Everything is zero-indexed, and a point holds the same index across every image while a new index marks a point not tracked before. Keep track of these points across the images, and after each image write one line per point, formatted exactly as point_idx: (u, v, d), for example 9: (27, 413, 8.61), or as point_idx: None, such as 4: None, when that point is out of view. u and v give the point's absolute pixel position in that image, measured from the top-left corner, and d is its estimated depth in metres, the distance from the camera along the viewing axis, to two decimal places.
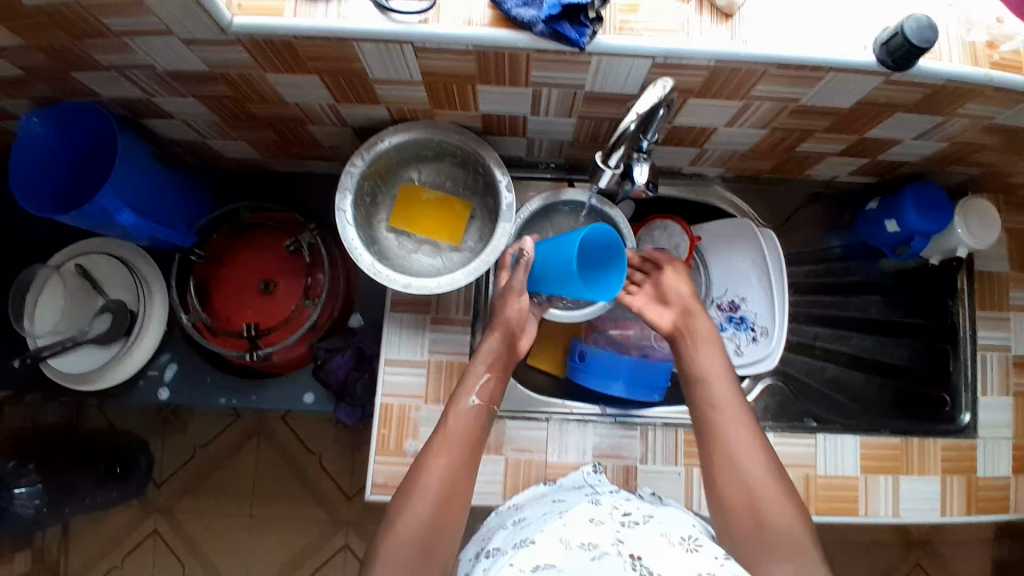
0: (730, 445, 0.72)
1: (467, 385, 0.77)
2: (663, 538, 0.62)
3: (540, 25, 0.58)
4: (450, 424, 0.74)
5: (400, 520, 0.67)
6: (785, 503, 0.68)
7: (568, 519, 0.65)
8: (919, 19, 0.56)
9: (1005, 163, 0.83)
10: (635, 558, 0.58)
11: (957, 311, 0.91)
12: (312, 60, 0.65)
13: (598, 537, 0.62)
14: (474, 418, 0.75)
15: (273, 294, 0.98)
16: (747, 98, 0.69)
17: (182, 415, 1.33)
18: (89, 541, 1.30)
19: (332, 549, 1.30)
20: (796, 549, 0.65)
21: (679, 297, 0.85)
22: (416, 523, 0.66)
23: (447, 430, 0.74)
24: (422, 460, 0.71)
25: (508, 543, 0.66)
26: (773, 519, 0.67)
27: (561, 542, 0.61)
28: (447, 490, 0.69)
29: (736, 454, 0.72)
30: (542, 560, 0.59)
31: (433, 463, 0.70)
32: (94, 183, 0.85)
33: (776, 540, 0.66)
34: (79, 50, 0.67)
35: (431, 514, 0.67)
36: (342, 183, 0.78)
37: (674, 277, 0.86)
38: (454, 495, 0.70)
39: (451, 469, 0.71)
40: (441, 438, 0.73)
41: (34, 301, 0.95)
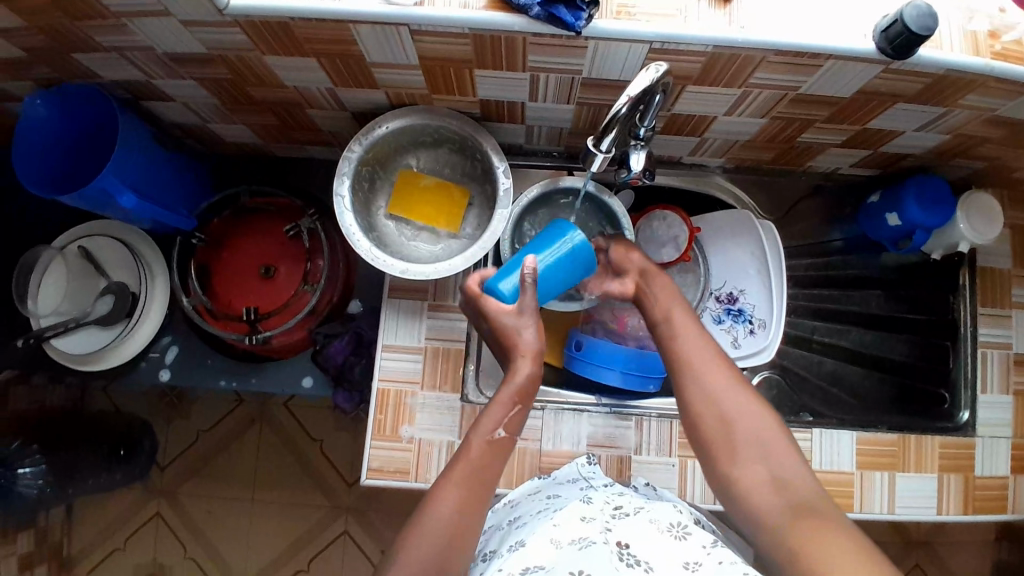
0: (693, 363, 0.72)
1: (492, 417, 0.72)
2: (652, 526, 0.63)
3: (535, 8, 0.58)
4: (471, 454, 0.69)
5: (411, 544, 0.63)
6: (753, 408, 0.69)
7: (558, 518, 0.64)
8: (919, 7, 0.56)
9: (1009, 156, 0.82)
10: (622, 547, 0.59)
11: (958, 307, 0.90)
12: (309, 43, 0.65)
13: (588, 531, 0.62)
14: (497, 450, 0.70)
15: (273, 279, 0.99)
16: (745, 86, 0.68)
17: (185, 399, 1.34)
18: (92, 523, 1.32)
19: (330, 535, 1.31)
20: (767, 453, 0.66)
21: (634, 262, 0.83)
22: (429, 549, 0.62)
23: (468, 458, 0.69)
24: (436, 489, 0.67)
25: (503, 545, 0.66)
26: (743, 426, 0.68)
27: (551, 543, 0.61)
28: (464, 518, 0.64)
29: (699, 369, 0.72)
30: (532, 562, 0.59)
31: (449, 493, 0.65)
32: (96, 165, 0.86)
33: (747, 444, 0.67)
34: (80, 31, 0.68)
35: (445, 533, 0.63)
36: (339, 168, 0.78)
37: (621, 248, 0.84)
38: (473, 514, 0.65)
39: (469, 497, 0.66)
40: (460, 469, 0.68)
41: (36, 283, 0.95)
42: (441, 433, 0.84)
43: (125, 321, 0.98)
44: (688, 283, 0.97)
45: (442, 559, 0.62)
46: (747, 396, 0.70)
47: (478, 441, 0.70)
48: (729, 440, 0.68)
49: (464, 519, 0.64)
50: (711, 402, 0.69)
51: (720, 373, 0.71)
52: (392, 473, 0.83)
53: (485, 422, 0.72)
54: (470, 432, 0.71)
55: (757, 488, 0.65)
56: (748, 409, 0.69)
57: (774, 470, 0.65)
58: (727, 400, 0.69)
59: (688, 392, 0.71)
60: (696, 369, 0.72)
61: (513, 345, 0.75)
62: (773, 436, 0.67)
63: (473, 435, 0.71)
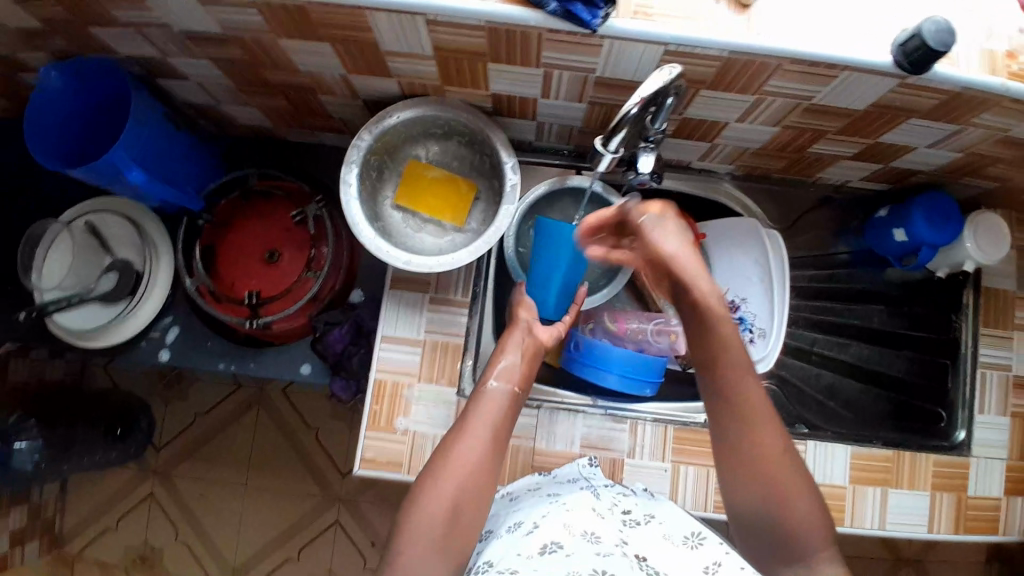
0: (748, 436, 0.66)
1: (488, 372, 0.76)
2: (666, 540, 0.63)
3: (552, 4, 0.58)
4: (475, 412, 0.72)
5: (423, 505, 0.65)
6: (805, 495, 0.64)
7: (570, 505, 0.66)
8: (939, 22, 0.56)
9: (1020, 178, 0.82)
10: (640, 559, 0.59)
11: (961, 327, 0.90)
12: (326, 28, 0.65)
13: (602, 529, 0.63)
14: (496, 401, 0.74)
15: (277, 264, 0.99)
16: (759, 93, 0.68)
17: (184, 380, 1.34)
18: (84, 500, 1.32)
19: (321, 523, 1.31)
20: (812, 547, 0.63)
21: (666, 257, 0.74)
22: (442, 502, 0.65)
23: (473, 421, 0.71)
24: (446, 446, 0.69)
25: (502, 526, 0.69)
26: (797, 524, 0.63)
27: (565, 528, 0.62)
28: (474, 473, 0.67)
29: (757, 448, 0.65)
30: (547, 542, 0.61)
31: (458, 447, 0.68)
32: (108, 141, 0.86)
33: (783, 522, 0.64)
34: (97, 5, 0.68)
35: (459, 488, 0.66)
36: (348, 156, 0.78)
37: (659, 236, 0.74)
38: (488, 471, 0.68)
39: (479, 452, 0.69)
40: (467, 429, 0.70)
41: (41, 257, 0.95)
42: (436, 427, 0.84)
43: (128, 299, 0.98)
44: None
45: (452, 515, 0.65)
46: (801, 483, 0.65)
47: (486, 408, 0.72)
48: (769, 517, 0.64)
49: (477, 474, 0.67)
50: (756, 468, 0.65)
51: (779, 457, 0.65)
52: (386, 464, 0.83)
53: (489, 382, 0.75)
54: (473, 398, 0.74)
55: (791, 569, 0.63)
56: (800, 495, 0.64)
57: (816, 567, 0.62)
58: (778, 478, 0.64)
59: (733, 451, 0.66)
60: (751, 444, 0.66)
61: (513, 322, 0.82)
62: (820, 530, 0.63)
63: (479, 403, 0.73)
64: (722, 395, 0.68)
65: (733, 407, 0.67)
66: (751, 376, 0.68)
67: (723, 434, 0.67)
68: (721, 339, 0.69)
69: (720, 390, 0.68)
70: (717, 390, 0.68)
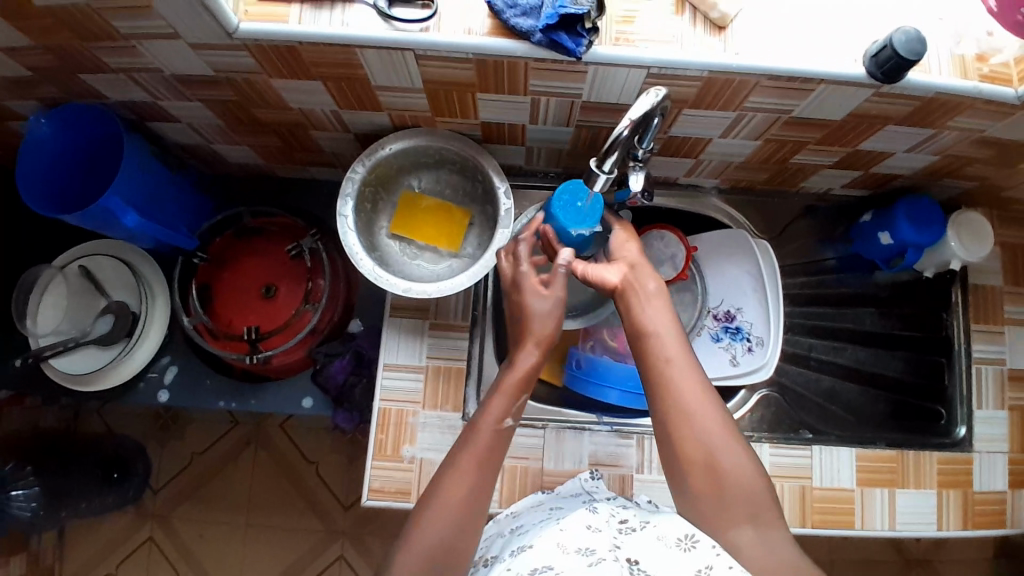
0: (684, 404, 0.67)
1: (499, 406, 0.71)
2: (659, 542, 0.60)
3: (537, 34, 0.60)
4: (480, 439, 0.69)
5: (424, 523, 0.64)
6: (745, 460, 0.65)
7: (565, 524, 0.64)
8: (908, 32, 0.58)
9: (997, 177, 0.84)
10: (632, 563, 0.59)
11: (952, 324, 0.92)
12: (317, 66, 0.67)
13: (596, 543, 0.61)
14: (504, 439, 0.70)
15: (275, 299, 0.99)
16: (740, 109, 0.70)
17: (180, 420, 1.33)
18: (82, 548, 1.30)
19: (326, 559, 1.29)
20: (759, 513, 0.63)
21: (626, 255, 0.80)
22: (444, 524, 0.64)
23: (477, 442, 0.69)
24: (447, 470, 0.67)
25: (506, 551, 0.67)
26: (740, 488, 0.63)
27: (557, 548, 0.61)
28: (472, 501, 0.66)
29: (693, 414, 0.67)
30: (539, 563, 0.59)
31: (461, 473, 0.67)
32: (102, 184, 0.87)
33: (726, 491, 0.64)
34: (89, 53, 0.69)
35: (464, 499, 0.65)
36: (343, 189, 0.79)
37: (623, 238, 0.82)
38: (475, 505, 0.66)
39: (480, 479, 0.67)
40: (471, 455, 0.68)
41: (37, 302, 0.96)
42: (442, 453, 0.84)
43: (125, 340, 0.97)
44: (684, 302, 0.98)
45: (455, 534, 0.64)
46: (742, 448, 0.66)
47: (489, 422, 0.70)
48: (714, 489, 0.64)
49: (479, 493, 0.66)
50: (695, 438, 0.66)
51: (716, 423, 0.66)
52: (393, 493, 0.83)
53: (493, 399, 0.72)
54: (479, 413, 0.71)
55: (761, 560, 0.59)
56: (742, 460, 0.65)
57: (763, 534, 0.62)
58: (717, 446, 0.65)
59: (672, 423, 0.67)
60: (686, 411, 0.67)
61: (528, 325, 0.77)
62: (764, 497, 0.64)
63: (481, 417, 0.71)
64: (657, 370, 0.70)
65: (666, 379, 0.69)
66: (681, 347, 0.71)
67: (658, 407, 0.68)
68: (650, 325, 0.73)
69: (655, 366, 0.70)
70: (653, 363, 0.70)
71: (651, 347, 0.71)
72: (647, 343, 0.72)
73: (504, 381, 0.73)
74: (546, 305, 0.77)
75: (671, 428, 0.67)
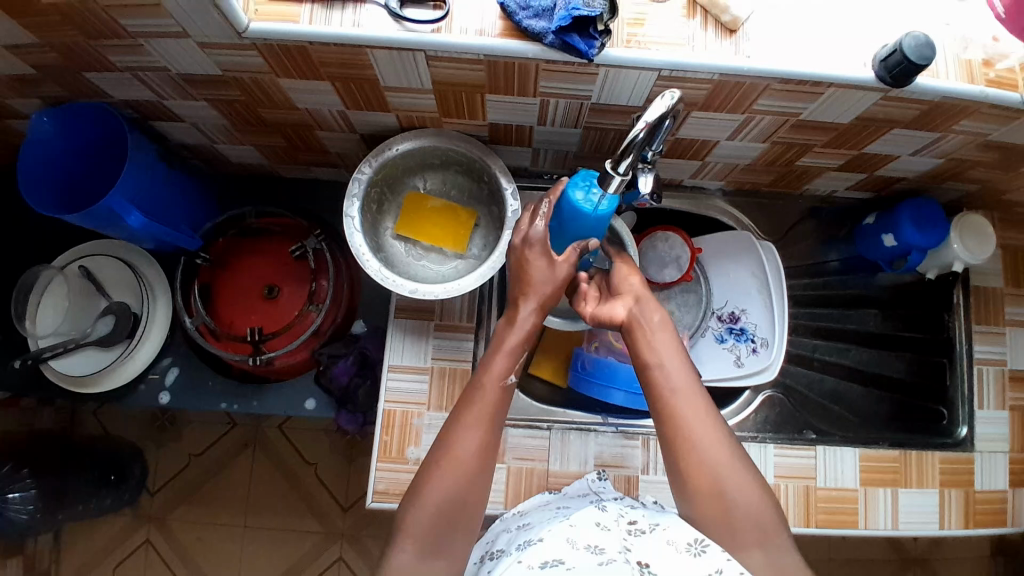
0: (692, 434, 0.67)
1: (501, 365, 0.72)
2: (669, 547, 0.60)
3: (550, 36, 0.60)
4: (486, 396, 0.70)
5: (433, 480, 0.65)
6: (754, 487, 0.65)
7: (574, 520, 0.64)
8: (918, 37, 0.58)
9: (999, 180, 0.85)
10: (643, 566, 0.59)
11: (954, 326, 0.92)
12: (326, 66, 0.66)
13: (605, 542, 0.61)
14: (508, 394, 0.72)
15: (277, 300, 0.98)
16: (748, 111, 0.70)
17: (178, 421, 1.32)
18: (78, 550, 1.28)
19: (324, 560, 1.28)
20: (767, 537, 0.64)
21: (630, 286, 0.79)
22: (448, 484, 0.65)
23: (482, 398, 0.70)
24: (455, 424, 0.68)
25: (513, 545, 0.67)
26: (750, 516, 0.64)
27: (567, 542, 0.60)
28: (482, 457, 0.67)
29: (700, 444, 0.66)
30: (550, 556, 0.59)
31: (467, 430, 0.68)
32: (105, 183, 0.86)
33: (738, 520, 0.64)
34: (93, 51, 0.68)
35: (472, 454, 0.67)
36: (349, 190, 0.78)
37: (625, 269, 0.81)
38: (480, 463, 0.67)
39: (487, 437, 0.68)
40: (476, 409, 0.69)
41: (36, 303, 0.94)
42: None
43: (126, 342, 0.97)
44: (689, 304, 0.99)
45: (466, 490, 0.65)
46: (750, 476, 0.66)
47: (492, 380, 0.71)
48: (722, 516, 0.64)
49: (486, 453, 0.68)
50: (703, 467, 0.66)
51: (724, 454, 0.66)
52: (398, 495, 0.82)
53: (496, 358, 0.73)
54: (481, 371, 0.72)
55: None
56: (750, 488, 0.65)
57: (771, 557, 0.63)
58: (725, 475, 0.65)
59: (678, 452, 0.67)
60: (693, 442, 0.67)
61: (525, 278, 0.77)
62: (771, 522, 0.64)
63: (483, 375, 0.72)
64: (663, 402, 0.69)
65: (672, 410, 0.68)
66: (687, 375, 0.71)
67: (666, 439, 0.68)
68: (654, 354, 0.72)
69: (660, 395, 0.70)
70: (657, 392, 0.70)
71: (656, 379, 0.71)
72: (652, 374, 0.71)
73: (505, 340, 0.74)
74: (547, 269, 0.77)
75: (677, 457, 0.67)
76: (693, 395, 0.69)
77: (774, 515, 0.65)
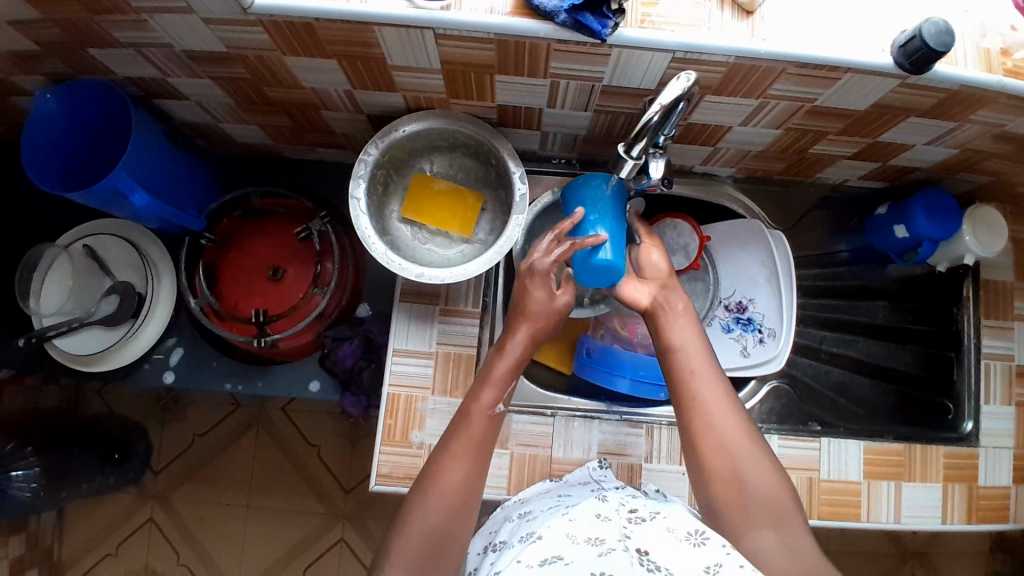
0: (712, 418, 0.68)
1: (489, 395, 0.73)
2: (670, 535, 0.61)
3: (562, 15, 0.58)
4: (473, 429, 0.71)
5: (419, 512, 0.66)
6: (770, 473, 0.66)
7: (574, 513, 0.64)
8: (938, 23, 0.57)
9: (1015, 172, 0.84)
10: (642, 553, 0.58)
11: (963, 319, 0.91)
12: (332, 44, 0.65)
13: (604, 533, 0.61)
14: (496, 423, 0.73)
15: (281, 281, 0.97)
16: (763, 97, 0.69)
17: (182, 402, 1.32)
18: (83, 527, 1.30)
19: (326, 542, 1.29)
20: (781, 517, 0.64)
21: (657, 272, 0.81)
22: (434, 517, 0.66)
23: (470, 430, 0.71)
24: (442, 454, 0.70)
25: (514, 537, 0.67)
26: (764, 498, 0.65)
27: (567, 537, 0.60)
28: (467, 491, 0.68)
29: (719, 427, 0.68)
30: (549, 553, 0.59)
31: (453, 464, 0.69)
32: (107, 163, 0.85)
33: (752, 502, 0.65)
34: (97, 25, 0.67)
35: (458, 487, 0.68)
36: (355, 171, 0.77)
37: (649, 249, 0.82)
38: (463, 503, 0.68)
39: (474, 471, 0.70)
40: (462, 441, 0.70)
41: (40, 281, 0.94)
42: None
43: (131, 321, 0.96)
44: (696, 292, 0.99)
45: (449, 525, 0.67)
46: (766, 459, 0.67)
47: (479, 411, 0.72)
48: (736, 499, 0.65)
49: (470, 484, 0.69)
50: (721, 449, 0.67)
51: (743, 438, 0.68)
52: (401, 479, 0.82)
53: (483, 389, 0.74)
54: (470, 401, 0.73)
55: (772, 562, 0.62)
56: (766, 471, 0.66)
57: (786, 539, 0.63)
58: (742, 459, 0.67)
59: (696, 435, 0.68)
60: (711, 423, 0.68)
61: (521, 313, 0.78)
62: (786, 504, 0.65)
63: (471, 406, 0.73)
64: (684, 383, 0.71)
65: (692, 392, 0.70)
66: (708, 361, 0.73)
67: (685, 420, 0.70)
68: (675, 343, 0.74)
69: (681, 379, 0.72)
70: (676, 375, 0.72)
71: (678, 362, 0.73)
72: (675, 359, 0.73)
73: (493, 368, 0.75)
74: (545, 300, 0.79)
75: (695, 440, 0.68)
76: (712, 382, 0.71)
77: (790, 501, 0.65)
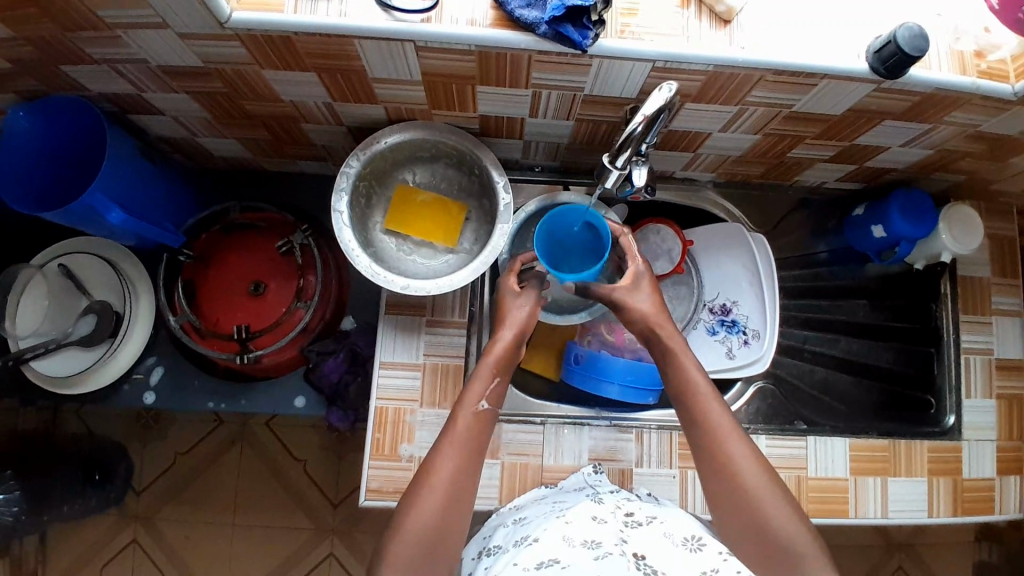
0: (721, 452, 0.69)
1: (474, 391, 0.74)
2: (666, 540, 0.61)
3: (543, 26, 0.59)
4: (459, 426, 0.71)
5: (411, 517, 0.65)
6: (783, 507, 0.66)
7: (570, 516, 0.63)
8: (911, 28, 0.58)
9: (988, 170, 0.86)
10: (639, 558, 0.58)
11: (941, 314, 0.93)
12: (311, 57, 0.65)
13: (602, 536, 0.60)
14: (483, 422, 0.73)
15: (263, 296, 0.96)
16: (742, 103, 0.70)
17: (163, 420, 1.29)
18: (62, 555, 1.26)
19: (316, 557, 1.27)
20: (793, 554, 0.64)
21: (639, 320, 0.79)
22: (425, 526, 0.65)
23: (454, 431, 0.71)
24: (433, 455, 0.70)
25: (510, 541, 0.66)
26: (779, 537, 0.64)
27: (564, 541, 0.60)
28: (458, 486, 0.68)
29: (728, 461, 0.68)
30: (546, 556, 0.58)
31: (443, 463, 0.69)
32: (82, 180, 0.83)
33: (764, 539, 0.65)
34: (70, 42, 0.65)
35: (448, 496, 0.67)
36: (337, 184, 0.77)
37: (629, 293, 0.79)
38: (453, 504, 0.67)
39: (464, 462, 0.70)
40: (450, 442, 0.70)
41: (13, 303, 0.90)
42: None
43: (109, 341, 0.94)
44: (680, 296, 0.99)
45: (442, 526, 0.65)
46: (773, 490, 0.67)
47: (465, 414, 0.72)
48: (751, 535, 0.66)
49: (460, 488, 0.68)
50: (731, 483, 0.68)
51: (753, 472, 0.68)
52: (392, 493, 0.81)
53: (472, 388, 0.75)
54: (455, 406, 0.73)
55: None
56: (771, 498, 0.66)
57: None
58: (753, 494, 0.66)
59: (708, 469, 0.69)
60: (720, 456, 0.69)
61: (502, 318, 0.81)
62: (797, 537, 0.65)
63: (457, 414, 0.73)
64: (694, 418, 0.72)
65: (702, 426, 0.71)
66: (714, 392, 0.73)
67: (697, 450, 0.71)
68: (682, 376, 0.74)
69: (690, 411, 0.72)
70: (684, 406, 0.73)
71: (686, 395, 0.73)
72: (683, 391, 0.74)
73: (479, 369, 0.76)
74: (527, 311, 0.81)
75: (706, 474, 0.70)
76: (720, 416, 0.71)
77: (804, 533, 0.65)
